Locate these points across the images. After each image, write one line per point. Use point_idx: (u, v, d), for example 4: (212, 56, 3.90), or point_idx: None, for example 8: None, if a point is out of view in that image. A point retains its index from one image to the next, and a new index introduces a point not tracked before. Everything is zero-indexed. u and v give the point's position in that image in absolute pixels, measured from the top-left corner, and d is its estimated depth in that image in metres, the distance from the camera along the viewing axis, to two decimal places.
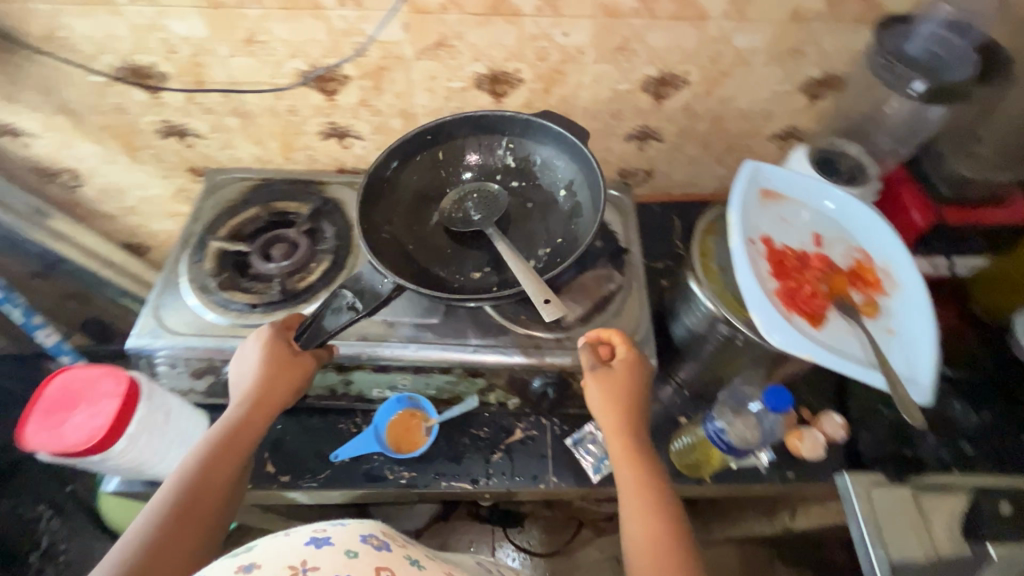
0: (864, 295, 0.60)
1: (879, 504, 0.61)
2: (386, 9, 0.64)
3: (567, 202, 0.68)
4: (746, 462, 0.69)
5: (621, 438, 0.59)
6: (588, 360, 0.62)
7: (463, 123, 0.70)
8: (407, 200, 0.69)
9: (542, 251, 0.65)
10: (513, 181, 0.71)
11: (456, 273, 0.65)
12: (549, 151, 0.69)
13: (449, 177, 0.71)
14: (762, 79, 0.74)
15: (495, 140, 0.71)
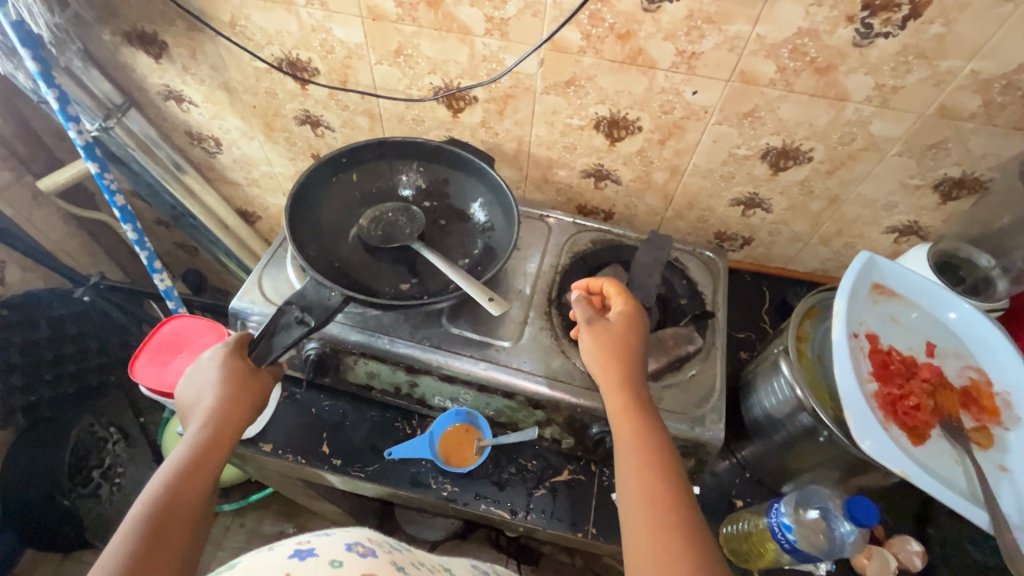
0: (975, 420, 0.55)
1: None
2: (528, 43, 0.67)
3: (477, 218, 0.74)
4: (802, 567, 0.64)
5: (617, 390, 0.57)
6: (583, 312, 0.62)
7: (375, 147, 0.74)
8: (330, 213, 0.71)
9: (462, 261, 0.70)
10: (425, 202, 0.75)
11: (387, 284, 0.68)
12: (460, 174, 0.75)
13: (367, 197, 0.74)
14: (892, 169, 0.71)
15: (407, 164, 0.76)
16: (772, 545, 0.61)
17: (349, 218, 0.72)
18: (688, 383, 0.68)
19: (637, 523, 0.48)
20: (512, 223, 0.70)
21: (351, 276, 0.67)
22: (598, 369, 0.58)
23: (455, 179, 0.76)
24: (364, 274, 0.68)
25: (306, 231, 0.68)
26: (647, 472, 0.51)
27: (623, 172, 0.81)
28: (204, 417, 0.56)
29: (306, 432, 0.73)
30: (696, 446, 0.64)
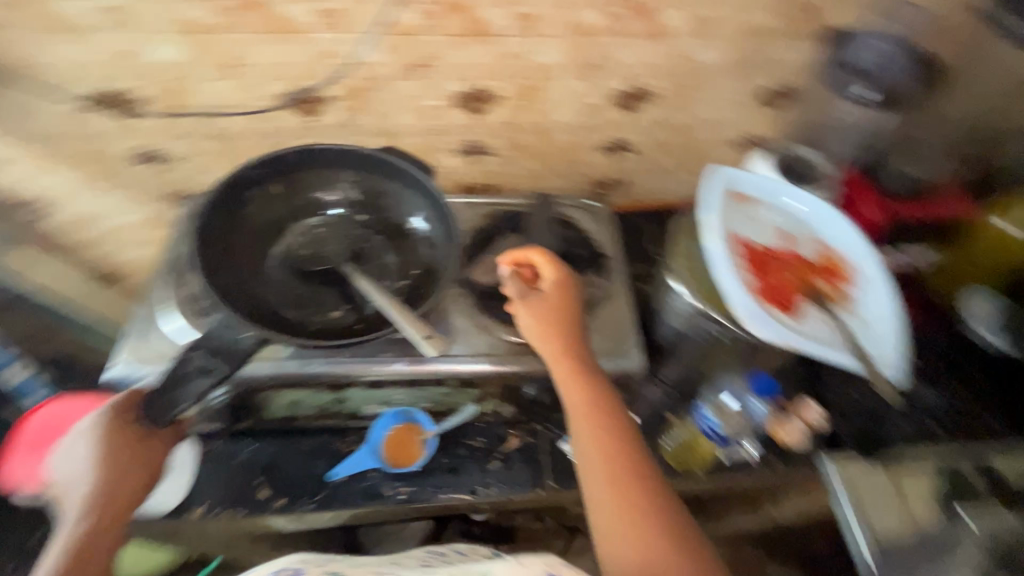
0: (836, 286, 0.65)
1: (860, 482, 0.65)
2: (368, 31, 0.65)
3: (417, 232, 0.68)
4: (736, 455, 0.71)
5: (565, 363, 0.60)
6: (516, 288, 0.65)
7: (298, 156, 0.66)
8: (251, 225, 0.66)
9: (400, 283, 0.64)
10: (361, 214, 0.69)
11: (314, 314, 0.63)
12: (394, 182, 0.67)
13: (292, 210, 0.68)
14: (725, 92, 0.79)
15: (337, 172, 0.68)
16: (708, 444, 0.70)
17: (276, 237, 0.67)
18: (603, 325, 0.72)
19: (602, 481, 0.55)
20: (452, 236, 0.63)
21: (270, 306, 0.62)
22: (540, 343, 0.62)
23: (388, 187, 0.68)
24: (286, 304, 0.63)
25: (223, 253, 0.62)
26: (602, 436, 0.57)
27: (496, 143, 0.83)
28: (82, 503, 0.54)
29: (237, 483, 0.68)
30: (622, 377, 0.69)
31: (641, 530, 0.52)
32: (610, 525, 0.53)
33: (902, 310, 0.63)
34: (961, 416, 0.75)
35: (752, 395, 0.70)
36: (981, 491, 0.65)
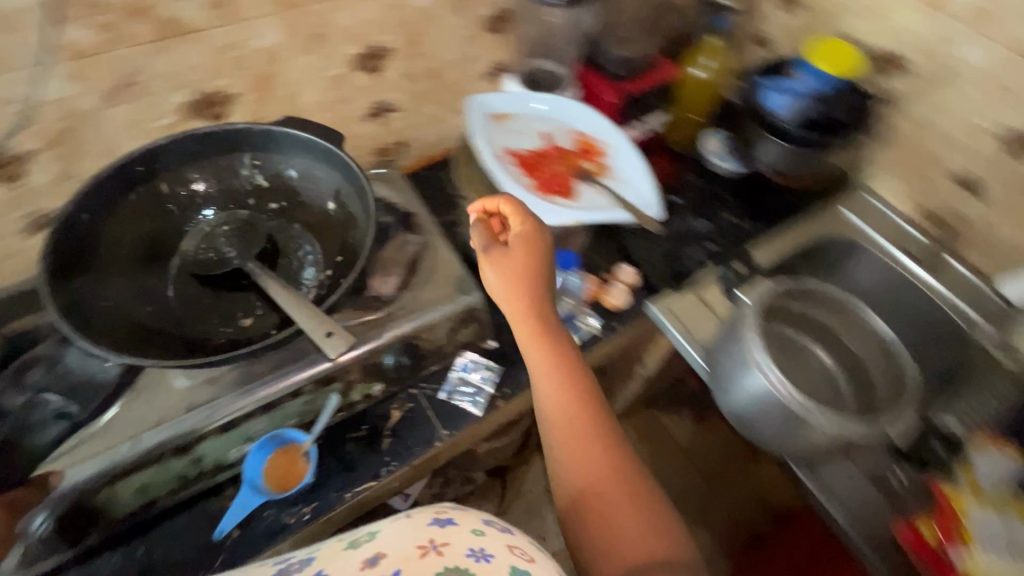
0: (597, 159, 0.76)
1: (675, 309, 0.83)
2: (37, 64, 0.57)
3: (337, 212, 0.72)
4: (585, 334, 0.81)
5: (528, 318, 0.62)
6: (480, 240, 0.64)
7: (189, 143, 0.68)
8: (139, 232, 0.67)
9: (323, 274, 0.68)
10: (270, 203, 0.73)
11: (227, 321, 0.65)
12: (296, 159, 0.72)
13: (185, 207, 0.70)
14: (452, 30, 0.84)
15: (236, 158, 0.71)
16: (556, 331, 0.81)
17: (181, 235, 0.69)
18: (432, 276, 0.74)
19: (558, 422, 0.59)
20: (367, 210, 0.68)
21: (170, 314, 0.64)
22: (503, 301, 0.62)
23: (302, 167, 0.72)
24: (194, 311, 0.65)
25: (105, 268, 0.63)
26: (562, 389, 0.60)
27: None
28: None
29: None
30: (469, 313, 0.73)
31: (607, 494, 0.55)
32: (576, 484, 0.57)
33: (648, 166, 0.75)
34: (726, 230, 0.94)
35: (562, 270, 0.83)
36: (743, 270, 0.88)
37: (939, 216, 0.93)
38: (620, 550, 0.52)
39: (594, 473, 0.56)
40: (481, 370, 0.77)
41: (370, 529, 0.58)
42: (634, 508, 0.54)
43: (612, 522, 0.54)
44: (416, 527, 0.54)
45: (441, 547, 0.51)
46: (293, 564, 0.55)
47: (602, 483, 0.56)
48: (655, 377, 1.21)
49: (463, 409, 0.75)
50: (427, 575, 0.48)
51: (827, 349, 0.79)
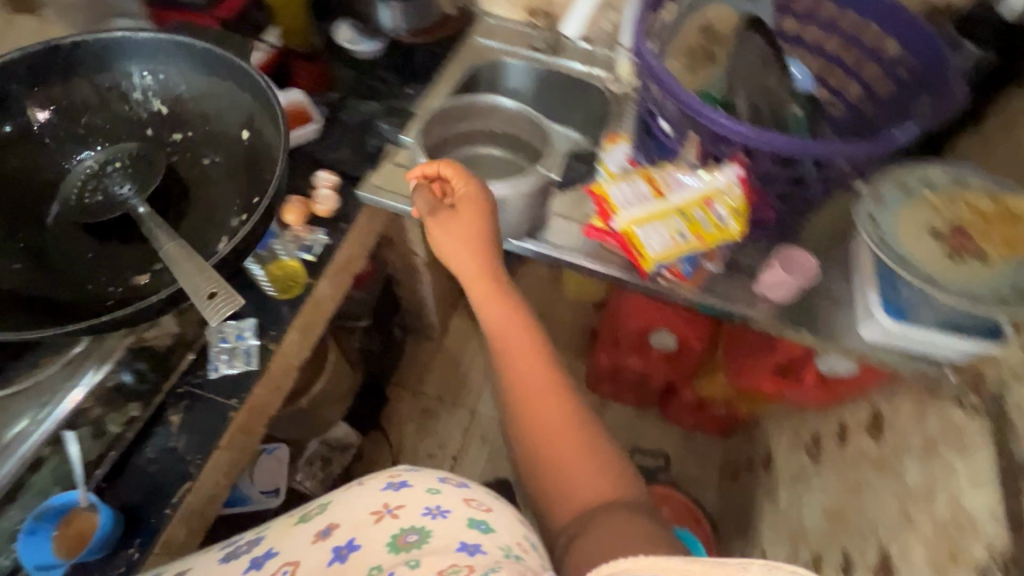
0: None
1: (379, 184, 0.91)
2: None
3: (246, 139, 0.79)
4: (317, 247, 0.84)
5: (481, 278, 0.71)
6: (425, 203, 0.74)
7: (65, 62, 0.77)
8: (17, 172, 0.76)
9: (235, 223, 0.75)
10: (174, 132, 0.82)
11: (124, 278, 0.72)
12: (194, 79, 0.81)
13: (62, 145, 0.79)
14: None
15: (127, 71, 0.81)
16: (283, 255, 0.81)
17: (66, 176, 0.78)
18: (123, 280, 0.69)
19: (517, 371, 0.67)
20: (276, 133, 0.75)
21: (61, 259, 0.72)
22: (453, 254, 0.72)
23: (212, 94, 0.81)
24: (93, 254, 0.73)
25: None
26: (530, 353, 0.68)
27: None
28: None
29: None
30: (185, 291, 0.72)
31: (561, 439, 0.63)
32: (540, 441, 0.64)
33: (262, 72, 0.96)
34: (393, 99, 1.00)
35: None
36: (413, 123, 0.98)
37: (539, 8, 1.11)
38: (574, 492, 0.60)
39: (552, 419, 0.64)
40: (240, 332, 0.76)
41: (320, 500, 0.65)
42: (582, 452, 0.62)
43: (566, 458, 0.62)
44: (370, 495, 0.62)
45: (394, 511, 0.59)
46: (242, 545, 0.62)
47: (554, 430, 0.63)
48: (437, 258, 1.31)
49: (240, 373, 0.74)
50: (379, 539, 0.57)
51: (498, 145, 0.91)
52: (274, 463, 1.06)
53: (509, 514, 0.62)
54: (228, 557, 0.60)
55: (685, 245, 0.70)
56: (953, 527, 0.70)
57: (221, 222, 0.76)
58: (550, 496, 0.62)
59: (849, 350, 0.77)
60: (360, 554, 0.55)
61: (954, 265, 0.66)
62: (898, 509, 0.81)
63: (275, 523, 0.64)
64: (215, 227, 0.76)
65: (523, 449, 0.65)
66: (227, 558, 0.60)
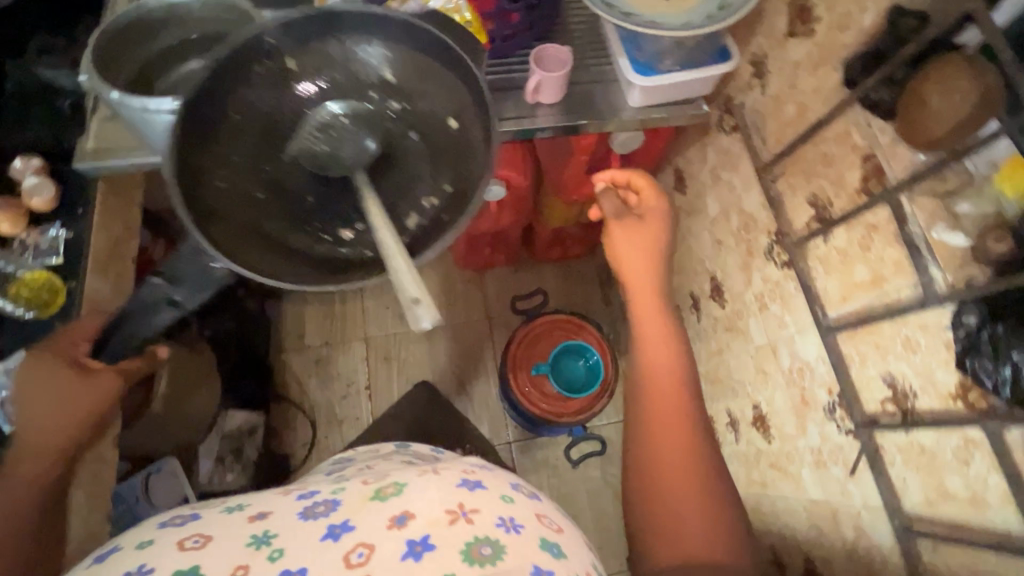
0: None
1: (94, 150, 0.75)
2: None
3: (461, 136, 0.54)
4: (62, 246, 0.72)
5: (651, 290, 0.74)
6: (614, 207, 0.80)
7: (306, 21, 0.50)
8: (255, 125, 0.52)
9: (429, 202, 0.55)
10: (400, 114, 0.54)
11: (363, 245, 0.55)
12: (431, 66, 0.53)
13: (308, 87, 0.52)
14: None
15: (358, 35, 0.52)
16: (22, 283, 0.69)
17: (303, 115, 0.53)
18: None
19: (657, 380, 0.67)
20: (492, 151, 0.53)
21: (319, 217, 0.54)
22: (628, 255, 0.76)
23: (436, 85, 0.53)
24: (332, 199, 0.55)
25: (238, 147, 0.51)
26: (671, 375, 0.67)
27: None
28: None
29: None
30: None
31: (672, 475, 0.61)
32: (654, 464, 0.62)
33: None
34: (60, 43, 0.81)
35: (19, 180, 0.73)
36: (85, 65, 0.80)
37: None
38: (670, 523, 0.58)
39: (676, 444, 0.62)
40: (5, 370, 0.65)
41: (392, 476, 0.53)
42: (690, 487, 0.60)
43: (672, 488, 0.60)
44: (442, 488, 0.49)
45: (475, 514, 0.47)
46: (321, 502, 0.50)
47: (677, 465, 0.61)
48: None
49: None
50: (456, 545, 0.44)
51: (195, 55, 0.76)
52: (169, 479, 0.97)
53: (576, 539, 0.53)
54: (307, 514, 0.48)
55: None
56: (745, 230, 0.83)
57: (420, 184, 0.55)
58: (648, 524, 0.60)
59: (625, 122, 0.83)
60: (437, 557, 0.43)
61: (668, 4, 0.70)
62: (711, 239, 0.94)
63: (351, 486, 0.52)
64: (419, 180, 0.55)
65: (637, 466, 0.63)
66: (308, 514, 0.48)
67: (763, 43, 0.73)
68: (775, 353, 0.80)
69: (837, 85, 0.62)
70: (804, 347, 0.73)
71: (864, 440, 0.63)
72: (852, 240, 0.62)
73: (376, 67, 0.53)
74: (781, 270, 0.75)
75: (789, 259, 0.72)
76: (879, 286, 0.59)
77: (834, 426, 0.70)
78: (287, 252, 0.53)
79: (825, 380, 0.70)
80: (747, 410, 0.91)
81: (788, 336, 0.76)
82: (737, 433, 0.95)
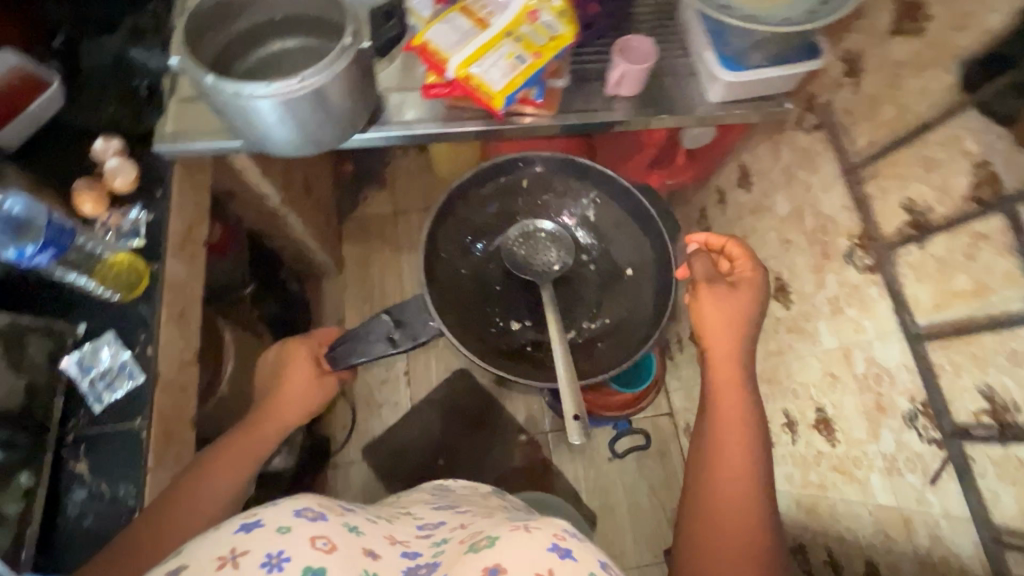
0: None
1: (174, 132, 0.75)
2: None
3: (632, 279, 0.87)
4: (143, 228, 0.73)
5: (730, 362, 0.75)
6: (704, 269, 0.79)
7: (561, 167, 0.87)
8: (483, 222, 0.89)
9: (586, 324, 0.88)
10: (586, 253, 0.89)
11: (527, 330, 0.88)
12: (631, 226, 0.87)
13: (532, 211, 0.91)
14: None
15: (582, 194, 0.89)
16: (114, 269, 0.68)
17: (522, 225, 0.91)
18: None
19: (731, 449, 0.70)
20: (650, 309, 0.85)
21: (510, 296, 0.89)
22: (712, 322, 0.75)
23: (626, 241, 0.88)
24: (522, 294, 0.90)
25: (459, 237, 0.88)
26: (746, 450, 0.70)
27: None
28: None
29: None
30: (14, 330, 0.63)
31: (735, 540, 0.66)
32: (715, 527, 0.67)
33: None
34: (138, 23, 0.80)
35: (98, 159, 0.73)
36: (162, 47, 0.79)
37: None
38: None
39: (735, 502, 0.68)
40: (100, 352, 0.66)
41: (488, 532, 0.48)
42: (749, 560, 0.65)
43: (731, 554, 0.65)
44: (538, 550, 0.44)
45: None
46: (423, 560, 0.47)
47: (738, 534, 0.66)
48: (293, 190, 1.19)
49: (130, 391, 0.66)
50: None
51: (279, 37, 0.75)
52: None
53: None
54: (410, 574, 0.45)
55: (525, 65, 0.66)
56: (821, 232, 0.82)
57: (580, 309, 0.89)
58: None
59: (702, 117, 0.81)
60: None
61: None
62: (778, 238, 0.92)
63: (450, 545, 0.48)
64: (577, 308, 0.89)
65: (697, 531, 0.68)
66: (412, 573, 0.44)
67: (860, 41, 0.72)
68: (847, 358, 0.79)
69: (949, 86, 0.60)
70: (884, 353, 0.72)
71: (953, 450, 0.63)
72: (953, 247, 0.61)
73: (587, 212, 0.90)
74: (861, 274, 0.74)
75: (875, 263, 0.71)
76: (983, 295, 0.58)
77: (914, 434, 0.69)
78: (484, 321, 0.86)
79: (906, 387, 0.69)
80: (808, 413, 0.91)
81: (864, 340, 0.75)
82: (795, 435, 0.95)
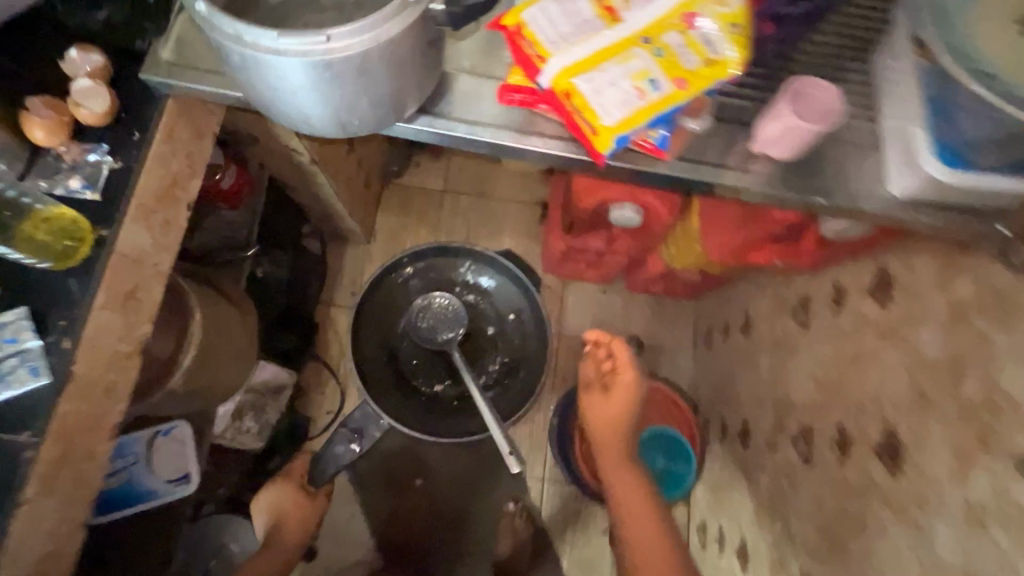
0: None
1: (171, 60, 0.57)
2: None
3: (515, 321, 1.12)
4: (102, 176, 0.56)
5: (607, 445, 0.92)
6: (589, 371, 0.92)
7: (463, 250, 1.08)
8: (382, 318, 1.09)
9: (489, 368, 1.10)
10: (485, 316, 1.13)
11: (449, 389, 1.09)
12: (501, 279, 1.11)
13: (426, 290, 1.11)
14: None
15: (456, 264, 1.12)
16: (43, 226, 0.53)
17: (409, 306, 1.10)
18: None
19: (636, 512, 0.86)
20: (543, 344, 1.08)
21: (422, 372, 1.09)
22: (593, 419, 0.92)
23: (505, 296, 1.12)
24: (434, 367, 1.10)
25: (369, 330, 1.07)
26: (643, 517, 0.85)
27: None
28: None
29: None
30: None
31: None
32: None
33: None
34: None
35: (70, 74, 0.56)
36: None
37: None
38: None
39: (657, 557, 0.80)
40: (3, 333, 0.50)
41: None
42: None
43: None
44: None
45: None
46: None
47: None
48: (333, 150, 1.01)
49: (28, 394, 0.50)
50: None
51: None
52: (176, 446, 0.85)
53: None
54: None
55: (656, 94, 0.45)
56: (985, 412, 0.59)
57: (482, 360, 1.11)
58: None
59: (871, 214, 0.57)
60: None
61: None
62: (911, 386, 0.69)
63: None
64: (473, 359, 1.11)
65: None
66: None
67: None
68: None
69: None
70: None
71: None
72: None
73: (466, 277, 1.12)
74: None
75: None
76: None
77: None
78: (412, 390, 1.08)
79: None
80: None
81: None
82: None
